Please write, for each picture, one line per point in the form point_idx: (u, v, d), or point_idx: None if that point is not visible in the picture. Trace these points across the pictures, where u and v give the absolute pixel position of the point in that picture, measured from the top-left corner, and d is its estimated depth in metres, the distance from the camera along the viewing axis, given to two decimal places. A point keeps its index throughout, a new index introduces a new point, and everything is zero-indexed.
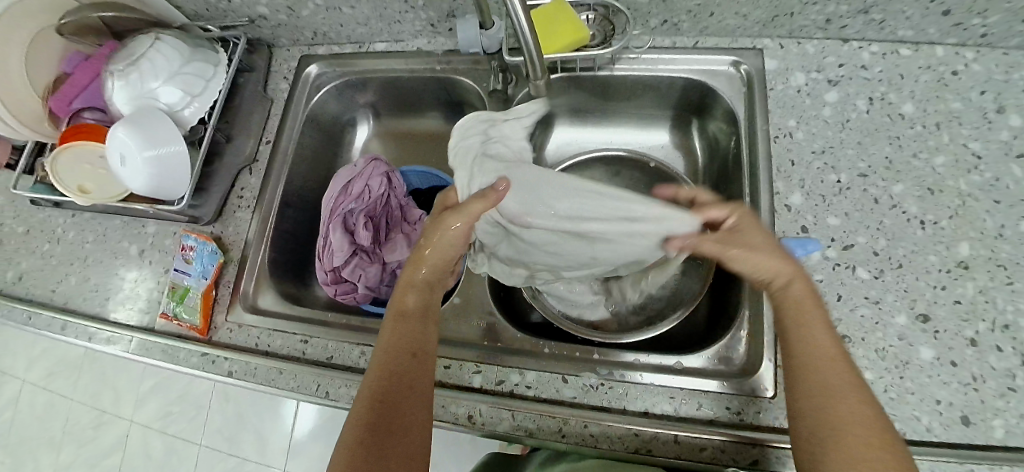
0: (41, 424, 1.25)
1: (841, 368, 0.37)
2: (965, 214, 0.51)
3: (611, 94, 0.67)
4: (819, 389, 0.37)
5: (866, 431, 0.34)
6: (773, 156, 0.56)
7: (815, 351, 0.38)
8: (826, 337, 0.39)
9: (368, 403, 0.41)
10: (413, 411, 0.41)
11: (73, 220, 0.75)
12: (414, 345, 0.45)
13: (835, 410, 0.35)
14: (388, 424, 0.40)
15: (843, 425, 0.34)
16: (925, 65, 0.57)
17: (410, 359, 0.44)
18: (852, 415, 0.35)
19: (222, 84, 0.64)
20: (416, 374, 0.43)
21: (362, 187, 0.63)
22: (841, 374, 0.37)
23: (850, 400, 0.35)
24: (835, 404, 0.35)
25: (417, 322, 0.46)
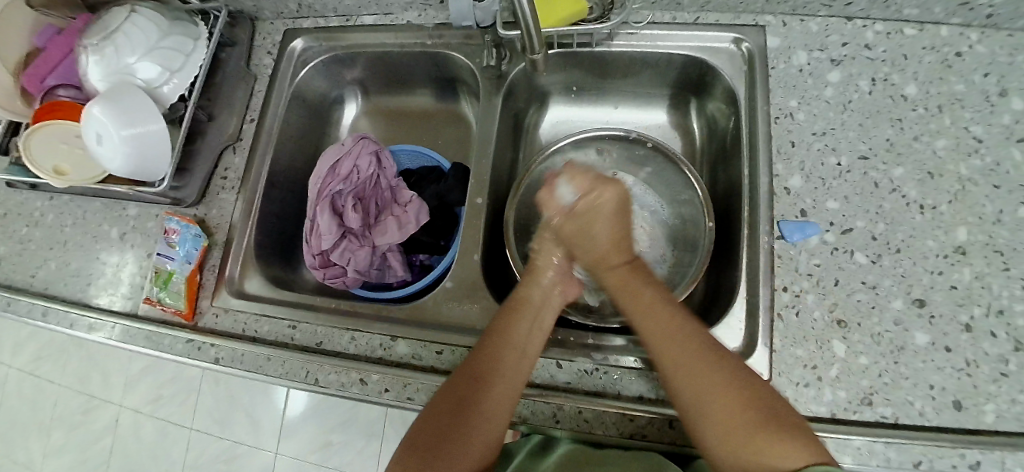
0: (29, 408, 1.24)
1: (686, 343, 0.41)
2: (964, 199, 0.50)
3: (608, 72, 0.65)
4: (683, 380, 0.40)
5: (734, 407, 0.37)
6: (773, 138, 0.54)
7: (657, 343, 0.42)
8: (664, 320, 0.43)
9: (444, 400, 0.42)
10: (489, 417, 0.41)
11: (51, 202, 0.72)
12: (503, 347, 0.44)
13: (694, 396, 0.39)
14: (454, 424, 0.40)
15: (706, 411, 0.38)
16: (929, 45, 0.56)
17: (500, 366, 0.43)
18: (716, 394, 0.38)
19: (203, 59, 0.61)
20: (499, 378, 0.42)
21: (349, 167, 0.61)
22: (682, 352, 0.40)
23: (707, 380, 0.39)
24: (700, 384, 0.39)
25: (525, 327, 0.45)
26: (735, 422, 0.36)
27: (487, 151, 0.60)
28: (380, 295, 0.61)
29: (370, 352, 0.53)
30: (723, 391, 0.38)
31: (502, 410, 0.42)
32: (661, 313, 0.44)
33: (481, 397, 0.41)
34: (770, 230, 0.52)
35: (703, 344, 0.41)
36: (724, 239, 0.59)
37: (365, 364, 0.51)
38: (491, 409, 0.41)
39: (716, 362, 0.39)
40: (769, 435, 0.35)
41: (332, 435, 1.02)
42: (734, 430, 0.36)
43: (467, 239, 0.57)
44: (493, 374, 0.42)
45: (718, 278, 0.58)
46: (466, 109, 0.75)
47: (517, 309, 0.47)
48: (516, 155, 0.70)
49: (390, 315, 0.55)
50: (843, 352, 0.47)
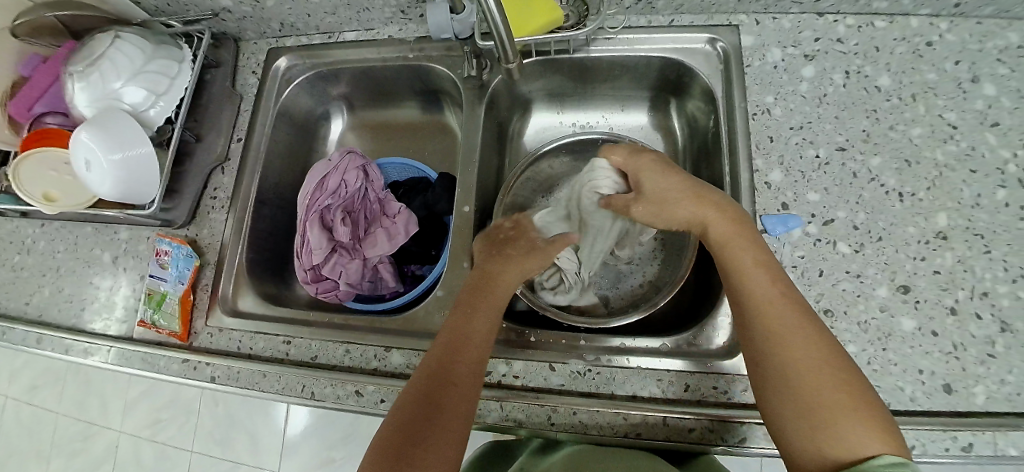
0: (27, 438, 1.23)
1: (789, 311, 0.39)
2: (942, 185, 0.51)
3: (589, 76, 0.67)
4: (776, 342, 0.38)
5: (827, 381, 0.35)
6: (753, 133, 0.55)
7: (756, 306, 0.40)
8: (770, 287, 0.40)
9: (411, 396, 0.42)
10: (458, 405, 0.41)
11: (42, 229, 0.72)
12: (465, 339, 0.45)
13: (787, 364, 0.36)
14: (425, 415, 0.40)
15: (798, 381, 0.35)
16: (899, 37, 0.57)
17: (462, 355, 0.44)
18: (811, 357, 0.36)
19: (188, 82, 0.62)
20: (462, 365, 0.43)
21: (337, 182, 0.62)
22: (785, 314, 0.38)
23: (800, 344, 0.37)
24: (794, 352, 0.37)
25: (483, 316, 0.47)
26: (822, 398, 0.34)
27: (473, 159, 0.60)
28: (373, 306, 0.61)
29: (365, 364, 0.53)
30: (817, 356, 0.36)
31: (469, 397, 0.42)
32: (773, 286, 0.40)
33: (446, 385, 0.42)
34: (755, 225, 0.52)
35: (804, 313, 0.39)
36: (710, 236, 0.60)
37: (360, 376, 0.52)
38: (458, 396, 0.42)
39: (810, 333, 0.37)
40: (851, 414, 0.33)
41: (335, 449, 1.02)
42: (815, 402, 0.34)
43: (457, 247, 0.58)
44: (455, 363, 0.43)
45: (707, 273, 0.59)
46: (451, 120, 0.76)
47: (473, 302, 0.48)
48: (503, 162, 0.70)
49: (383, 326, 0.55)
50: None
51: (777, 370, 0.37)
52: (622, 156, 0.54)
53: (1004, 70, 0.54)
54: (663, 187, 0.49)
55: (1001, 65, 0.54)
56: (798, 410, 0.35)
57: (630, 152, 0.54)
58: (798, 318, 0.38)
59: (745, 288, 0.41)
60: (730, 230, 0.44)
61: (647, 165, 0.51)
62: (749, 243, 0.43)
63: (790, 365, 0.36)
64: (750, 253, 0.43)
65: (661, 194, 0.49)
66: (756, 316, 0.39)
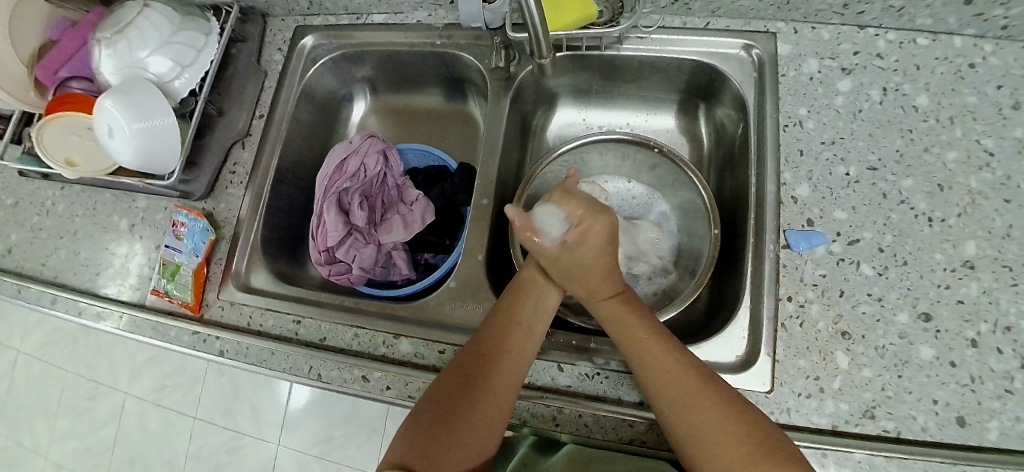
0: (37, 393, 1.26)
1: (677, 377, 0.41)
2: (974, 213, 0.50)
3: (617, 74, 0.65)
4: (685, 413, 0.40)
5: (730, 437, 0.38)
6: (782, 145, 0.54)
7: (654, 389, 0.42)
8: (663, 358, 0.43)
9: (454, 378, 0.43)
10: (498, 392, 0.43)
11: (62, 192, 0.73)
12: (512, 326, 0.46)
13: (684, 439, 0.40)
14: (462, 398, 0.42)
15: (709, 445, 0.38)
16: (942, 56, 0.55)
17: (509, 346, 0.45)
18: (716, 429, 0.38)
19: (214, 54, 0.61)
20: (507, 358, 0.44)
21: (356, 166, 0.61)
22: (677, 381, 0.41)
23: (693, 413, 0.40)
24: (685, 425, 0.40)
25: (532, 307, 0.47)
26: (729, 458, 0.37)
27: (494, 152, 0.60)
28: (384, 292, 0.61)
29: (373, 350, 0.53)
30: (717, 424, 0.39)
31: (509, 387, 0.43)
32: (648, 344, 0.44)
33: (488, 375, 0.43)
34: (776, 239, 0.51)
35: (695, 372, 0.42)
36: (729, 246, 0.59)
37: (367, 361, 0.52)
38: (497, 389, 0.43)
39: (706, 396, 0.40)
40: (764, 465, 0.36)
41: (335, 428, 1.03)
42: (733, 471, 0.37)
43: (472, 239, 0.57)
44: (502, 353, 0.44)
45: (723, 283, 0.58)
46: (474, 109, 0.75)
47: (519, 292, 0.48)
48: (523, 156, 0.70)
49: (394, 313, 0.55)
50: (847, 364, 0.47)
51: (684, 441, 0.40)
52: (577, 209, 0.44)
53: None
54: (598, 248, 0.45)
55: None
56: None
57: (589, 206, 0.45)
58: (701, 389, 0.40)
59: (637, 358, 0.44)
60: (624, 316, 0.47)
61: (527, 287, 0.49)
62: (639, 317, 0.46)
63: (693, 437, 0.39)
64: (632, 323, 0.46)
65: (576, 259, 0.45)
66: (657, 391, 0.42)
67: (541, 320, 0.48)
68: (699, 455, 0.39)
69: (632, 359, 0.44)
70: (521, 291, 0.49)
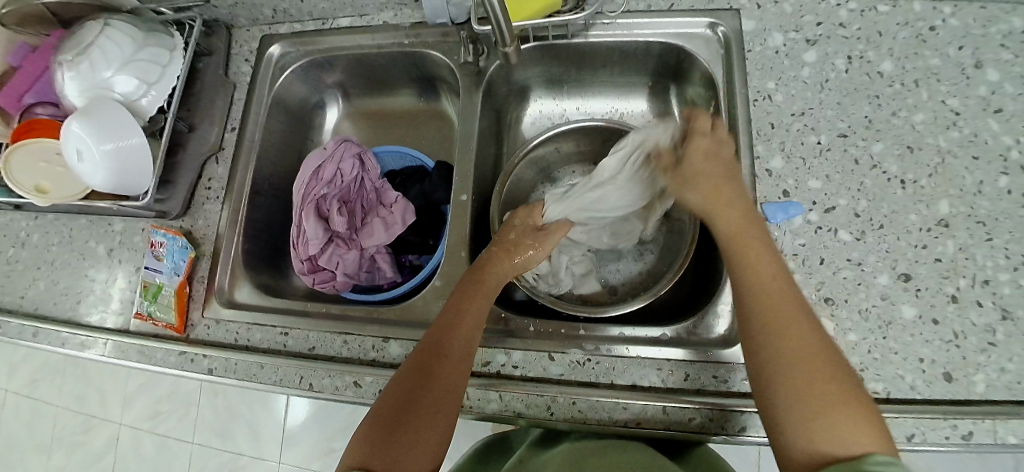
0: (28, 431, 1.23)
1: (788, 307, 0.39)
2: (945, 172, 0.51)
3: (588, 61, 0.65)
4: (786, 345, 0.37)
5: (811, 373, 0.35)
6: (753, 120, 0.55)
7: (769, 303, 0.40)
8: (774, 280, 0.41)
9: (402, 384, 0.42)
10: (443, 394, 0.42)
11: (36, 222, 0.71)
12: (454, 325, 0.46)
13: (786, 352, 0.37)
14: (414, 401, 0.41)
15: (789, 374, 0.36)
16: (902, 21, 0.56)
17: (454, 345, 0.44)
18: (808, 346, 0.37)
19: (180, 69, 0.61)
20: (450, 359, 0.43)
21: (333, 172, 0.61)
22: (782, 307, 0.39)
23: (804, 333, 0.37)
24: (795, 345, 0.37)
25: (475, 307, 0.47)
26: (814, 395, 0.34)
27: (470, 146, 0.60)
28: (371, 296, 0.61)
29: (363, 355, 0.53)
30: (812, 357, 0.36)
31: (454, 388, 0.43)
32: (778, 279, 0.41)
33: (433, 377, 0.42)
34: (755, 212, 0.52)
35: (802, 307, 0.39)
36: (711, 223, 0.60)
37: (358, 366, 0.51)
38: (442, 390, 0.42)
39: (809, 323, 0.38)
40: (848, 414, 0.33)
41: (336, 439, 1.02)
42: (811, 400, 0.34)
43: (454, 236, 0.57)
44: (447, 352, 0.44)
45: (707, 260, 0.59)
46: (448, 107, 0.75)
47: (465, 293, 0.49)
48: (500, 150, 0.70)
49: (382, 316, 0.55)
50: (833, 330, 0.47)
51: (778, 378, 0.36)
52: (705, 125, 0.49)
53: (1008, 56, 0.53)
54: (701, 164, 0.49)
55: (1004, 50, 0.53)
56: (801, 407, 0.34)
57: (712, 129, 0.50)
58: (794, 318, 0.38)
59: (744, 279, 0.42)
60: (753, 243, 0.43)
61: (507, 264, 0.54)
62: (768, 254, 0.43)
63: (784, 370, 0.36)
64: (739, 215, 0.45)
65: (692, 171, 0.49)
66: (767, 314, 0.39)
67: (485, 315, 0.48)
68: (781, 376, 0.36)
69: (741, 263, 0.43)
70: (466, 292, 0.49)
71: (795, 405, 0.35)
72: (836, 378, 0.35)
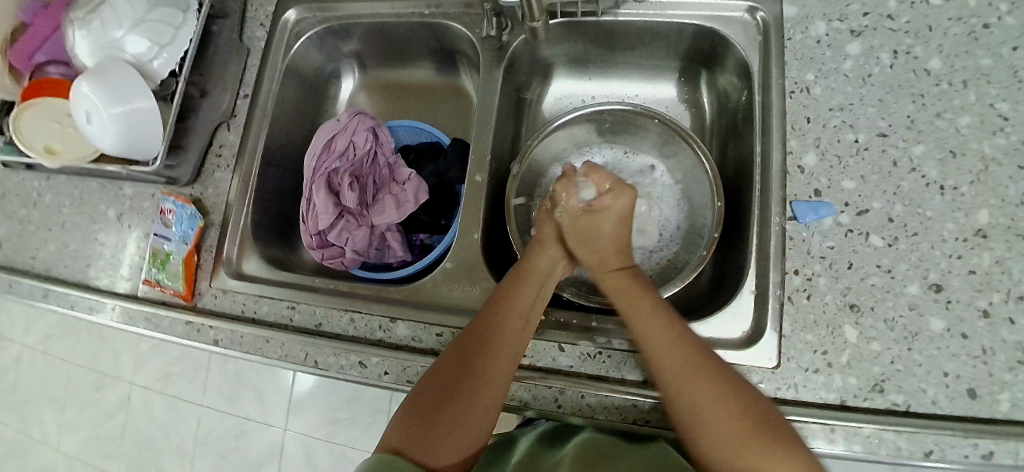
0: (42, 386, 1.26)
1: (694, 372, 0.41)
2: (987, 180, 0.48)
3: (616, 40, 0.62)
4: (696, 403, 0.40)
5: (726, 420, 0.39)
6: (788, 113, 0.52)
7: (666, 358, 0.42)
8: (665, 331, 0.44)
9: (446, 370, 0.43)
10: (491, 380, 0.42)
11: (48, 183, 0.71)
12: (508, 308, 0.46)
13: (693, 399, 0.40)
14: (452, 388, 0.42)
15: (706, 417, 0.39)
16: (957, 15, 0.53)
17: (507, 330, 0.44)
18: (704, 392, 0.40)
19: (192, 33, 0.58)
20: (502, 344, 0.44)
21: (345, 145, 0.60)
22: (681, 361, 0.41)
23: (701, 394, 0.40)
24: (699, 406, 0.40)
25: (530, 293, 0.48)
26: (732, 434, 0.38)
27: (488, 125, 0.58)
28: (378, 275, 0.60)
29: (369, 334, 0.52)
30: (729, 412, 0.39)
31: (501, 377, 0.43)
32: (667, 332, 0.43)
33: (481, 362, 0.43)
34: (783, 211, 0.50)
35: (697, 353, 0.42)
36: (732, 221, 0.58)
37: (364, 346, 0.51)
38: (488, 379, 0.42)
39: (712, 387, 0.40)
40: (775, 447, 0.37)
41: (337, 412, 1.03)
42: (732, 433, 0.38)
43: (467, 217, 0.55)
44: (498, 335, 0.44)
45: (726, 258, 0.57)
46: (467, 82, 0.72)
47: (521, 276, 0.49)
48: (518, 131, 0.67)
49: (390, 296, 0.54)
50: (855, 338, 0.45)
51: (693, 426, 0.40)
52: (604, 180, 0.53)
53: None
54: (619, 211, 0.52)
55: None
56: (722, 446, 0.39)
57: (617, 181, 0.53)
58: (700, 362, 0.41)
59: (643, 342, 0.44)
60: (631, 291, 0.49)
61: (610, 206, 0.52)
62: (640, 298, 0.47)
63: (699, 419, 0.40)
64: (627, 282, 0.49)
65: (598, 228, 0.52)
66: (663, 359, 0.42)
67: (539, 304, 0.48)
68: (691, 424, 0.40)
69: (632, 310, 0.47)
70: (521, 279, 0.49)
71: (709, 440, 0.39)
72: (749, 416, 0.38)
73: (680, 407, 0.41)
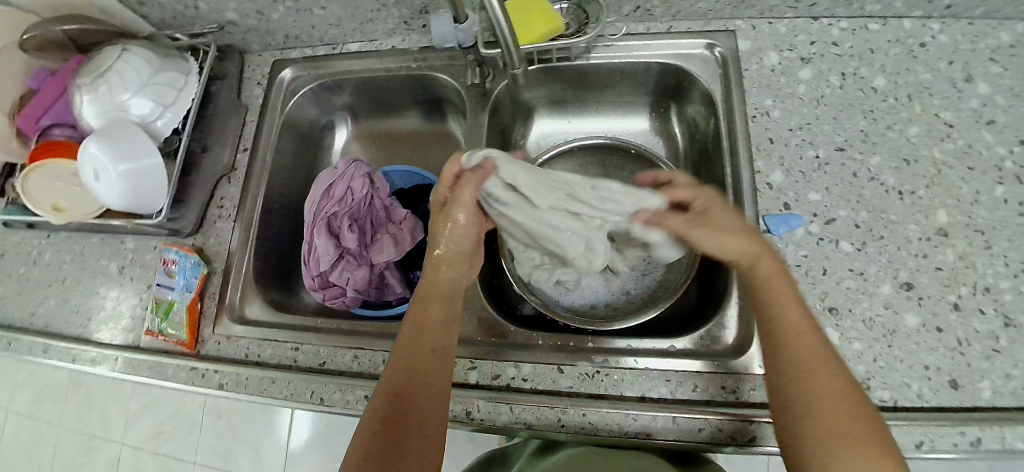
0: (29, 454, 1.22)
1: (817, 356, 0.38)
2: (941, 183, 0.52)
3: (589, 82, 0.68)
4: (812, 388, 0.37)
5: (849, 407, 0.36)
6: (752, 135, 0.56)
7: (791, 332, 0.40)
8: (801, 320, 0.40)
9: (379, 411, 0.39)
10: (429, 416, 0.40)
11: (48, 241, 0.73)
12: (420, 340, 0.43)
13: (817, 380, 0.37)
14: (391, 442, 0.37)
15: (828, 405, 0.36)
16: (893, 39, 0.58)
17: (430, 363, 0.42)
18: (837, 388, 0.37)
19: (195, 92, 0.63)
20: (427, 379, 0.41)
21: (343, 190, 0.62)
22: (809, 341, 0.39)
23: (817, 372, 0.37)
24: (815, 387, 0.37)
25: (438, 313, 0.45)
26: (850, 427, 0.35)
27: None
28: (379, 313, 0.61)
29: (373, 370, 0.53)
30: (849, 405, 0.36)
31: (437, 411, 0.41)
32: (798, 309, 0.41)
33: (411, 406, 0.40)
34: (757, 225, 0.53)
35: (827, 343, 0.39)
36: None
37: (369, 381, 0.52)
38: (426, 416, 0.40)
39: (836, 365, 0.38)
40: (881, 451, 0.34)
41: (338, 459, 1.01)
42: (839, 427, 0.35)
43: None
44: (422, 372, 0.41)
45: (710, 273, 0.60)
46: (453, 127, 0.77)
47: (423, 297, 0.47)
48: None
49: (392, 331, 0.55)
50: (838, 339, 0.48)
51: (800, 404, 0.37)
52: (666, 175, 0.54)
53: (997, 70, 0.55)
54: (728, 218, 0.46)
55: (994, 64, 0.55)
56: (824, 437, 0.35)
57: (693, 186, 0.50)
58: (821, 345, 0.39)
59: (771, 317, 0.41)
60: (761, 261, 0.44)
61: (684, 189, 0.50)
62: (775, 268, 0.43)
63: (807, 391, 0.37)
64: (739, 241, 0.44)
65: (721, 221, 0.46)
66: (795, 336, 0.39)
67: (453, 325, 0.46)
68: (796, 398, 0.37)
69: (763, 288, 0.42)
70: (423, 298, 0.46)
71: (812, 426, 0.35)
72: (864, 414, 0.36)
73: (793, 386, 0.38)
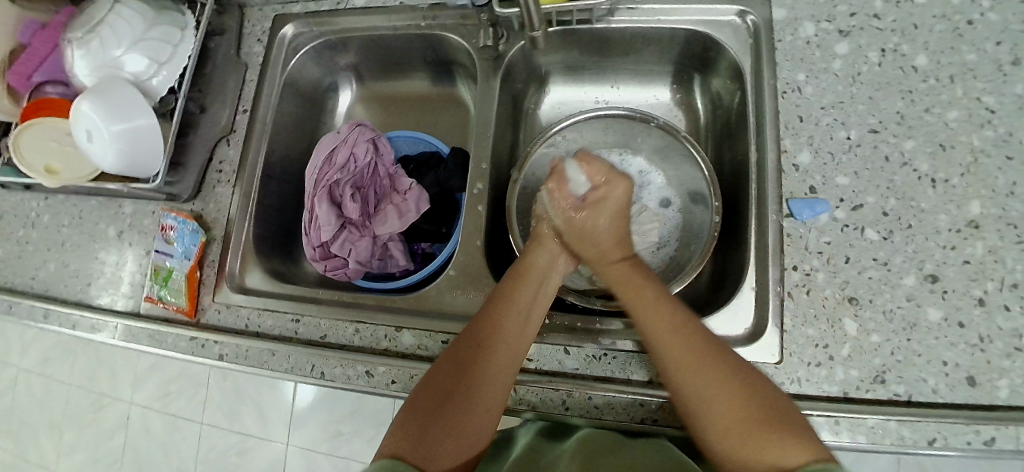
0: (40, 408, 1.25)
1: (687, 350, 0.41)
2: (977, 172, 0.49)
3: (608, 48, 0.64)
4: (682, 376, 0.40)
5: (730, 404, 0.37)
6: (780, 113, 0.53)
7: (666, 345, 0.42)
8: (669, 322, 0.43)
9: (449, 366, 0.42)
10: (495, 383, 0.42)
11: (46, 203, 0.71)
12: (507, 311, 0.46)
13: (702, 393, 0.39)
14: (451, 393, 0.40)
15: (709, 406, 0.38)
16: (940, 13, 0.54)
17: (507, 333, 0.44)
18: (715, 387, 0.38)
19: (191, 50, 0.59)
20: (503, 345, 0.44)
21: (346, 156, 0.60)
22: (679, 343, 0.41)
23: (699, 388, 0.39)
24: (699, 399, 0.39)
25: (530, 291, 0.48)
26: (737, 411, 0.37)
27: (487, 133, 0.58)
28: (382, 284, 0.60)
29: (375, 344, 0.52)
30: (733, 393, 0.38)
31: (504, 381, 0.43)
32: (665, 312, 0.44)
33: (480, 368, 0.42)
34: (779, 209, 0.50)
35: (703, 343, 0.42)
36: (729, 220, 0.59)
37: (371, 356, 0.51)
38: (493, 380, 0.42)
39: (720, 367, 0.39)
40: (773, 436, 0.35)
41: (341, 424, 1.03)
42: (732, 428, 0.37)
43: (469, 225, 0.56)
44: (497, 340, 0.44)
45: (726, 256, 0.58)
46: (463, 92, 0.73)
47: (518, 277, 0.49)
48: (516, 138, 0.68)
49: (395, 305, 0.54)
50: (855, 330, 0.46)
51: (693, 406, 0.39)
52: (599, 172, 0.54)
53: None
54: (592, 221, 0.53)
55: None
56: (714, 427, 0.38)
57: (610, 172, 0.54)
58: (689, 346, 0.41)
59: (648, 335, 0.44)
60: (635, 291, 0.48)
61: (599, 219, 0.53)
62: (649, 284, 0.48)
63: (694, 405, 0.39)
64: (624, 270, 0.51)
65: (581, 226, 0.53)
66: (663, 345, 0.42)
67: (539, 307, 0.48)
68: (694, 409, 0.39)
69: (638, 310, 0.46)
70: (520, 278, 0.49)
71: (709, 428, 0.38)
72: (752, 399, 0.37)
73: (691, 406, 0.39)
